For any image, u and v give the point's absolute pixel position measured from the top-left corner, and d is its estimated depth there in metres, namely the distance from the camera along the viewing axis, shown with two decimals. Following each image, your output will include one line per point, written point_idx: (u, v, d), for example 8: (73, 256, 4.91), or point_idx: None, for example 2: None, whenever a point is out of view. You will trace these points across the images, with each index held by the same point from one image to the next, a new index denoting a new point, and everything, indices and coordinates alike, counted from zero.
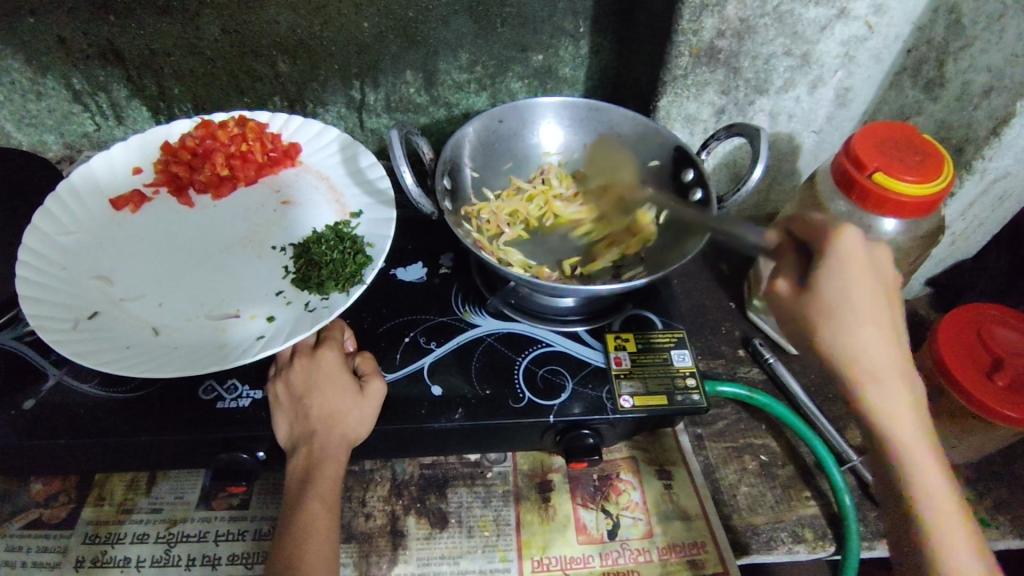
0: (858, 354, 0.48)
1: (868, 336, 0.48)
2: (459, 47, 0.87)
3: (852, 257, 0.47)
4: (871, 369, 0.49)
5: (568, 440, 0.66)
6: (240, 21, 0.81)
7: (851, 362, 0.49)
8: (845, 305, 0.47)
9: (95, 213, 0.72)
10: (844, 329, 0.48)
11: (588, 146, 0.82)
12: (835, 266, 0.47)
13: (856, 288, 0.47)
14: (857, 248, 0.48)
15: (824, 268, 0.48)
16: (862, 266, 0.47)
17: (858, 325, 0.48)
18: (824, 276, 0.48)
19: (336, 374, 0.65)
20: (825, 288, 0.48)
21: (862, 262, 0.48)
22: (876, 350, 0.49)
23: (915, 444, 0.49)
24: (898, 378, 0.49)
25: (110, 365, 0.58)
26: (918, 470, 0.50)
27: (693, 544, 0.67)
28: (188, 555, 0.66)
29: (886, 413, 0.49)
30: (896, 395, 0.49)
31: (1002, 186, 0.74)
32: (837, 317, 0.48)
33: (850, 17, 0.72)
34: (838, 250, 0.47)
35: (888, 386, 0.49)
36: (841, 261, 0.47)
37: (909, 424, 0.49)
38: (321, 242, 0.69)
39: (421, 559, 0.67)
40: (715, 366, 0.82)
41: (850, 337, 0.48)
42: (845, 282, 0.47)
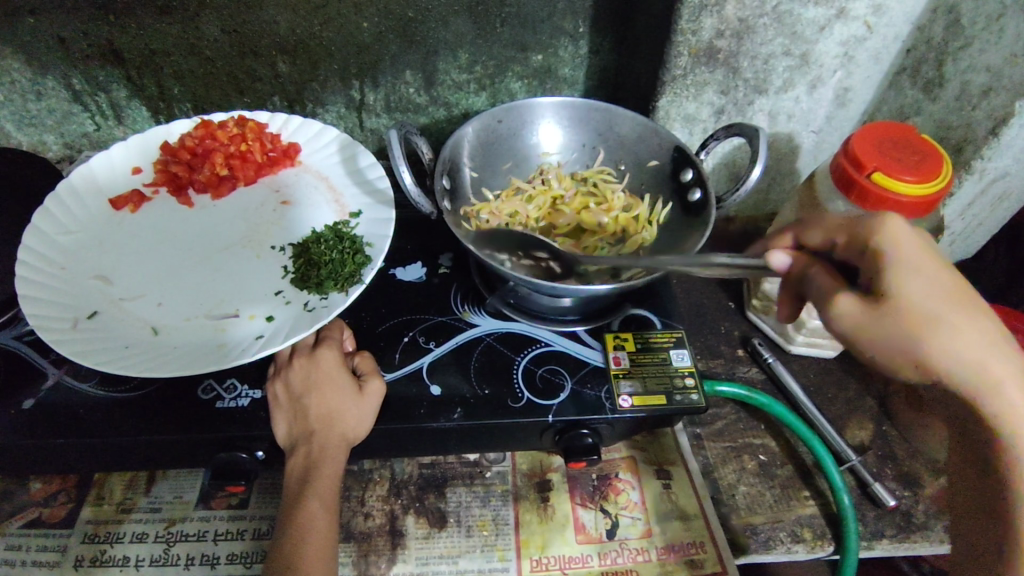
0: (968, 355, 0.43)
1: (981, 335, 0.43)
2: (458, 46, 0.87)
3: (913, 251, 0.45)
4: (988, 369, 0.43)
5: (567, 439, 0.66)
6: (240, 21, 0.81)
7: (965, 367, 0.43)
8: (936, 302, 0.43)
9: (95, 213, 0.72)
10: (948, 327, 0.43)
11: (587, 146, 0.82)
12: (906, 264, 0.44)
13: (938, 281, 0.44)
14: (916, 244, 0.46)
15: (896, 267, 0.44)
16: (931, 260, 0.45)
17: (962, 323, 0.43)
18: (904, 277, 0.44)
19: (335, 373, 0.65)
20: (908, 287, 0.44)
21: (931, 255, 0.45)
22: (988, 349, 0.43)
23: None
24: (1020, 375, 0.44)
25: (110, 364, 0.58)
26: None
27: (691, 544, 0.67)
28: (187, 554, 0.66)
29: (1008, 417, 0.44)
30: (1017, 397, 0.44)
31: (1001, 186, 0.74)
32: (941, 319, 0.43)
33: (849, 17, 0.72)
34: (896, 243, 0.45)
35: (1014, 385, 0.43)
36: (909, 256, 0.45)
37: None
38: (320, 242, 0.69)
39: (420, 558, 0.67)
40: (714, 366, 0.82)
41: (957, 339, 0.43)
42: (923, 278, 0.44)
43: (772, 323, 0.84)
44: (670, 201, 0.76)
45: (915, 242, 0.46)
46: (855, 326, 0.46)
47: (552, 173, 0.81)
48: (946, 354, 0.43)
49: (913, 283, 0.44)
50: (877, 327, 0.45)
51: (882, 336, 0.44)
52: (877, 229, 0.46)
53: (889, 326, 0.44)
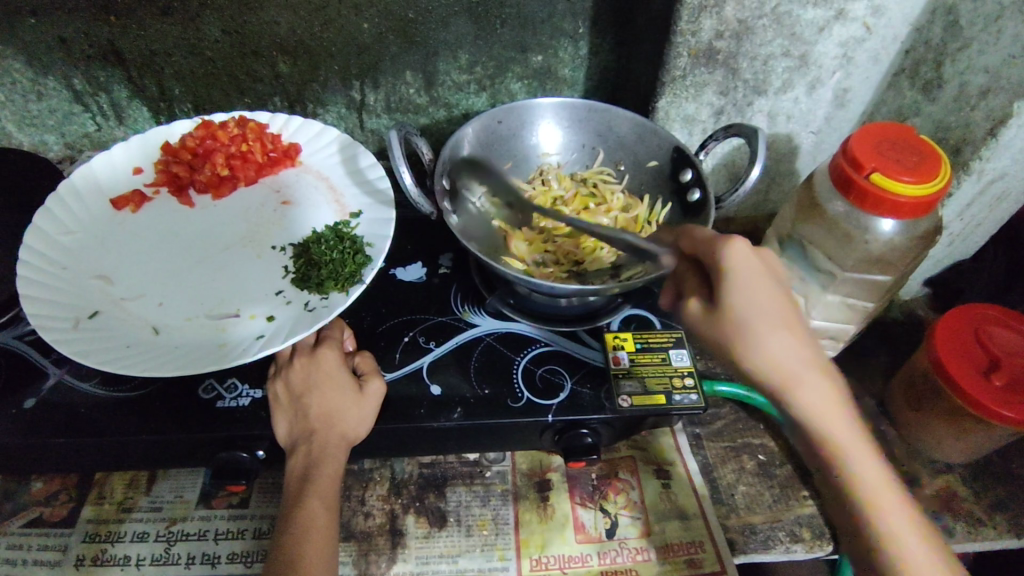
0: (781, 360, 0.49)
1: (778, 340, 0.49)
2: (459, 47, 0.87)
3: (752, 269, 0.50)
4: (796, 374, 0.49)
5: (567, 439, 0.66)
6: (241, 22, 0.81)
7: (774, 371, 0.49)
8: (760, 312, 0.49)
9: (96, 213, 0.72)
10: (760, 335, 0.49)
11: (587, 146, 0.83)
12: (739, 277, 0.50)
13: (763, 295, 0.49)
14: (752, 261, 0.51)
15: (730, 280, 0.50)
16: (763, 277, 0.50)
17: (770, 331, 0.49)
18: (733, 290, 0.50)
19: (335, 373, 0.65)
20: (735, 299, 0.50)
21: (754, 271, 0.50)
22: (798, 355, 0.49)
23: (849, 444, 0.49)
24: (817, 378, 0.49)
25: (110, 363, 0.58)
26: (863, 477, 0.49)
27: (691, 543, 0.68)
28: (188, 553, 0.66)
29: (814, 419, 0.49)
30: (816, 398, 0.49)
31: (999, 186, 0.74)
32: (747, 325, 0.49)
33: (847, 18, 0.72)
34: (736, 262, 0.50)
35: (806, 387, 0.49)
36: (735, 270, 0.50)
37: (841, 431, 0.49)
38: (321, 242, 0.69)
39: (420, 557, 0.67)
40: (714, 366, 0.82)
41: (764, 345, 0.49)
42: (740, 290, 0.50)
43: None
44: (670, 201, 0.76)
45: (754, 260, 0.51)
46: (696, 325, 0.53)
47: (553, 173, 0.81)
48: (766, 360, 0.49)
49: (740, 295, 0.50)
50: (710, 328, 0.52)
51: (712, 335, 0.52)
52: (722, 248, 0.51)
53: (715, 327, 0.51)
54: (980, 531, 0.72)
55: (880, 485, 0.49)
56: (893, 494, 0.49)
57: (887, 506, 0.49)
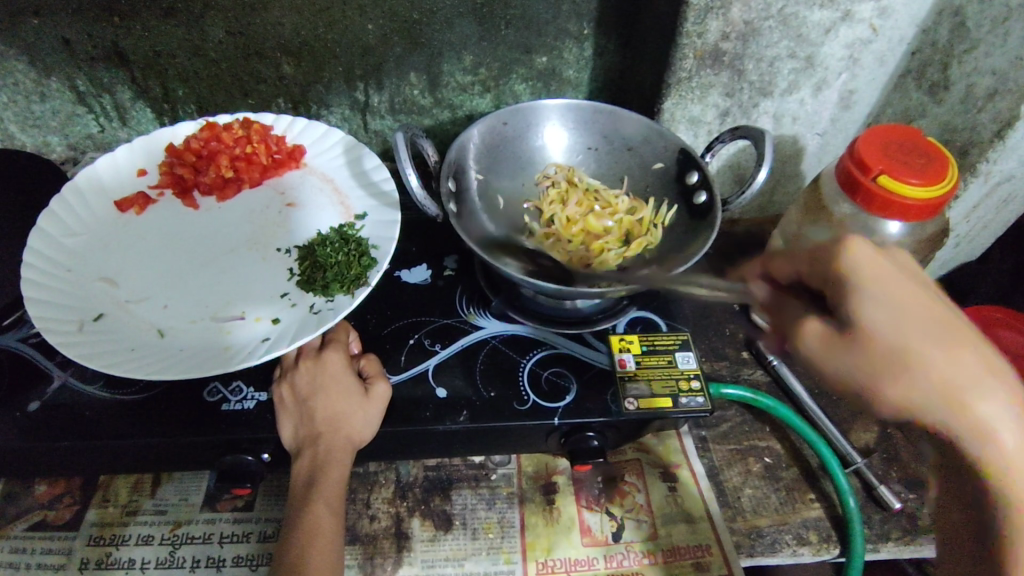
0: (947, 376, 0.42)
1: (947, 353, 0.42)
2: (463, 49, 0.87)
3: (884, 269, 0.45)
4: (966, 391, 0.42)
5: (573, 441, 0.66)
6: (245, 24, 0.81)
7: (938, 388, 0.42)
8: (913, 322, 0.43)
9: (100, 215, 0.72)
10: (921, 351, 0.42)
11: (592, 149, 0.82)
12: (875, 284, 0.44)
13: (908, 298, 0.43)
14: (881, 262, 0.45)
15: (864, 290, 0.44)
16: (900, 276, 0.45)
17: (929, 340, 0.42)
18: (868, 300, 0.44)
19: (341, 376, 0.65)
20: (872, 313, 0.43)
21: (891, 276, 0.44)
22: (972, 376, 0.42)
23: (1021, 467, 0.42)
24: (997, 403, 0.42)
25: (116, 366, 0.58)
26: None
27: (698, 546, 0.67)
28: (192, 557, 0.66)
29: (996, 452, 0.42)
30: (997, 426, 0.42)
31: (1006, 189, 0.75)
32: (902, 342, 0.42)
33: (854, 19, 0.72)
34: (867, 269, 0.44)
35: (984, 407, 0.42)
36: (869, 275, 0.44)
37: (1023, 467, 0.42)
38: (326, 244, 0.69)
39: (426, 561, 0.67)
40: (719, 368, 0.82)
41: (924, 364, 0.42)
42: (877, 298, 0.44)
43: None
44: (675, 203, 0.77)
45: (885, 260, 0.45)
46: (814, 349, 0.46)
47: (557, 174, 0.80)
48: (933, 376, 0.42)
49: (878, 306, 0.43)
50: (831, 353, 0.45)
51: (834, 360, 0.45)
52: (848, 253, 0.45)
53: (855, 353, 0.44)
54: None
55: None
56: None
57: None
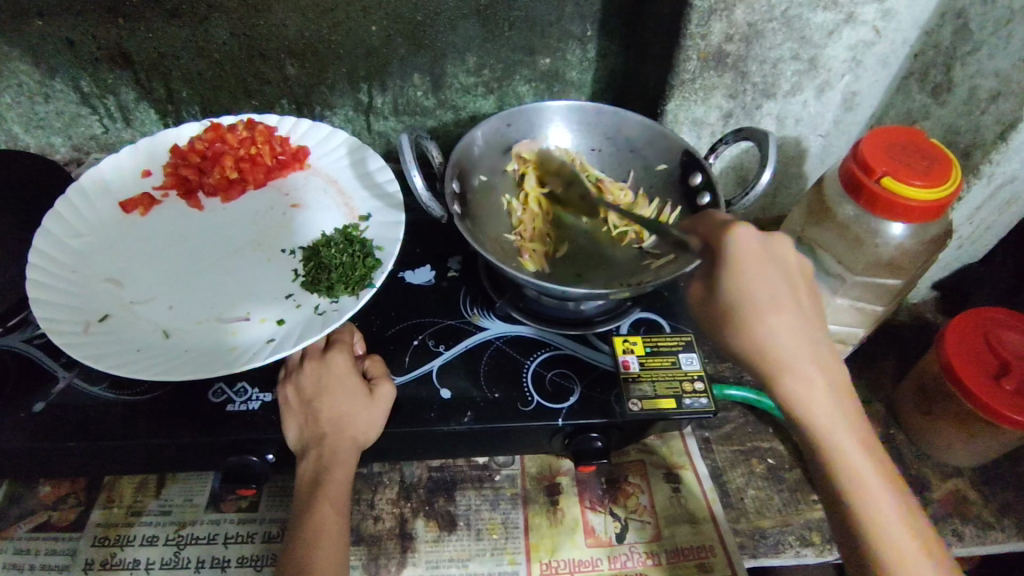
0: (774, 343, 0.50)
1: (775, 322, 0.50)
2: (467, 50, 0.87)
3: (750, 256, 0.50)
4: (788, 358, 0.50)
5: (577, 442, 0.66)
6: (249, 25, 0.81)
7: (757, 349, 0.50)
8: (754, 292, 0.49)
9: (105, 216, 0.72)
10: (756, 322, 0.50)
11: (595, 150, 0.83)
12: (732, 263, 0.50)
13: (759, 277, 0.49)
14: (752, 244, 0.50)
15: (726, 267, 0.50)
16: (763, 258, 0.50)
17: (764, 316, 0.50)
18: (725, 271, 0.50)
19: (346, 377, 0.65)
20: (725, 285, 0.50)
21: (757, 258, 0.50)
22: (791, 345, 0.50)
23: (830, 425, 0.50)
24: (810, 370, 0.50)
25: (121, 367, 0.58)
26: (861, 476, 0.49)
27: (701, 547, 0.68)
28: (197, 557, 0.66)
29: (812, 414, 0.50)
30: (812, 392, 0.50)
31: (1009, 191, 0.74)
32: (733, 307, 0.50)
33: (857, 21, 0.72)
34: (735, 251, 0.50)
35: (798, 374, 0.50)
36: (737, 259, 0.50)
37: (842, 430, 0.50)
38: (330, 245, 0.69)
39: (430, 561, 0.67)
40: (722, 369, 0.82)
41: (750, 326, 0.50)
42: (739, 275, 0.49)
43: None
44: (679, 205, 0.76)
45: (756, 240, 0.50)
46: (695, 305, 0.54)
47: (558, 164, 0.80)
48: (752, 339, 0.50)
49: (735, 282, 0.50)
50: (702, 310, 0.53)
51: (704, 314, 0.53)
52: (722, 232, 0.51)
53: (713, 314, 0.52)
54: (990, 535, 0.72)
55: (876, 484, 0.49)
56: (889, 497, 0.48)
57: (880, 509, 0.48)
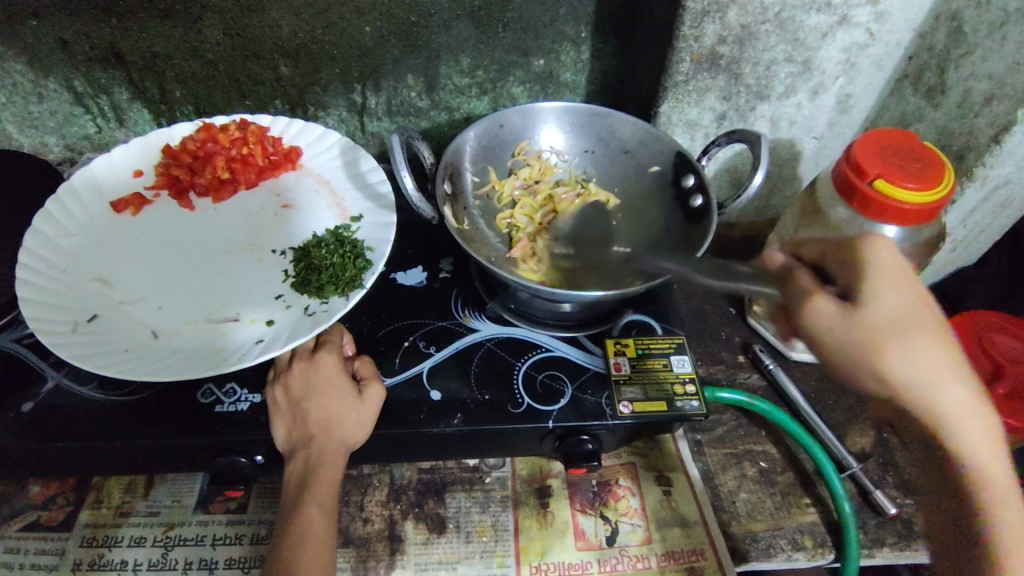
0: (931, 376, 0.46)
1: (927, 351, 0.46)
2: (461, 51, 0.87)
3: (889, 270, 0.49)
4: (939, 390, 0.46)
5: (567, 445, 0.65)
6: (242, 25, 0.81)
7: (914, 379, 0.46)
8: (896, 311, 0.47)
9: (96, 216, 0.72)
10: (912, 352, 0.46)
11: (588, 151, 0.82)
12: (876, 278, 0.48)
13: (908, 292, 0.48)
14: (891, 262, 0.49)
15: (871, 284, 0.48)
16: (904, 274, 0.49)
17: (913, 343, 0.47)
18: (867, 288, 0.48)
19: (335, 378, 0.65)
20: (871, 304, 0.47)
21: (901, 274, 0.48)
22: (945, 372, 0.46)
23: (981, 453, 0.47)
24: (965, 399, 0.47)
25: (109, 367, 0.58)
26: (1002, 497, 0.47)
27: (692, 551, 0.67)
28: (185, 559, 0.66)
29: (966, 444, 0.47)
30: (966, 422, 0.47)
31: (1002, 194, 0.74)
32: (880, 329, 0.47)
33: (851, 24, 0.72)
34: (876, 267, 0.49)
35: (956, 402, 0.46)
36: (879, 275, 0.48)
37: (990, 455, 0.47)
38: (321, 246, 0.69)
39: (419, 564, 0.67)
40: (715, 372, 0.82)
41: (907, 353, 0.46)
42: (880, 297, 0.48)
43: (773, 331, 0.83)
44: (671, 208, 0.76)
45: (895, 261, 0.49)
46: (824, 329, 0.48)
47: (537, 165, 0.80)
48: (907, 371, 0.46)
49: (878, 299, 0.48)
50: (838, 331, 0.48)
51: (841, 337, 0.48)
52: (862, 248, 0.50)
53: (853, 339, 0.47)
54: None
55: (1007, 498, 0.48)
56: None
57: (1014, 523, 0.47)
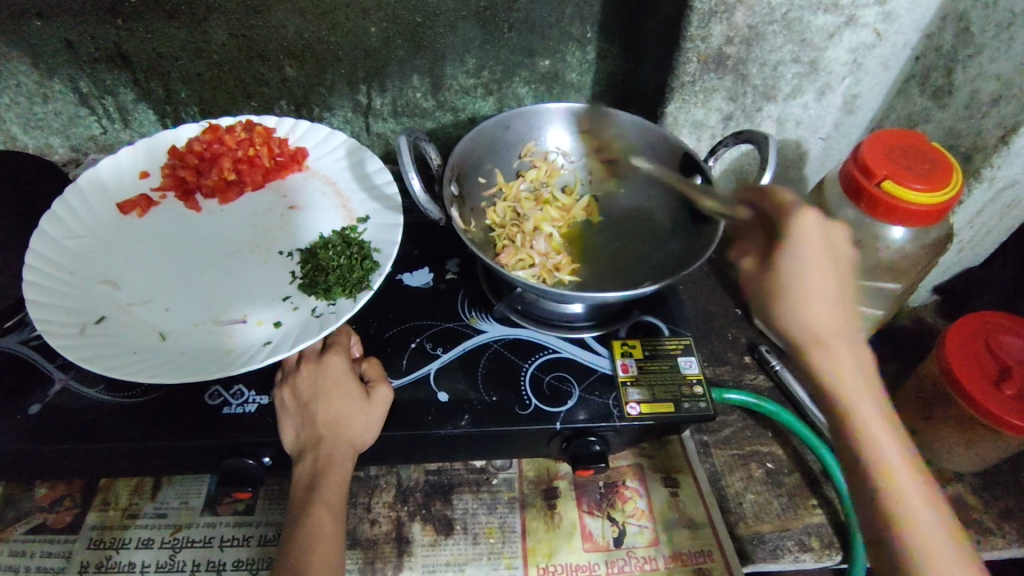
0: (820, 331, 0.47)
1: (822, 311, 0.47)
2: (467, 51, 0.87)
3: (815, 238, 0.48)
4: (822, 343, 0.47)
5: (574, 447, 0.65)
6: (248, 26, 0.81)
7: (805, 332, 0.47)
8: (808, 272, 0.47)
9: (102, 217, 0.72)
10: (807, 308, 0.47)
11: (594, 152, 0.82)
12: (796, 241, 0.48)
13: (820, 259, 0.47)
14: (818, 229, 0.48)
15: (790, 242, 0.48)
16: (825, 243, 0.48)
17: (813, 301, 0.47)
18: (788, 247, 0.48)
19: (343, 379, 0.65)
20: (786, 262, 0.48)
21: (819, 241, 0.48)
22: (835, 329, 0.47)
23: (867, 411, 0.46)
24: (850, 357, 0.47)
25: (117, 369, 0.58)
26: (888, 459, 0.46)
27: (700, 552, 0.67)
28: (192, 561, 0.66)
29: (851, 405, 0.47)
30: (849, 378, 0.47)
31: (1010, 195, 0.74)
32: (783, 286, 0.48)
33: (858, 24, 0.72)
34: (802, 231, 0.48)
35: (835, 354, 0.47)
36: (803, 238, 0.48)
37: (876, 421, 0.46)
38: (328, 247, 0.69)
39: (427, 565, 0.67)
40: (721, 373, 0.82)
41: (803, 308, 0.47)
42: (797, 255, 0.48)
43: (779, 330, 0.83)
44: (675, 209, 0.76)
45: (820, 228, 0.48)
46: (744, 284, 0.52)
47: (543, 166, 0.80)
48: (801, 324, 0.47)
49: (791, 261, 0.48)
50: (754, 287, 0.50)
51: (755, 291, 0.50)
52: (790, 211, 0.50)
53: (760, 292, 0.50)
54: (990, 541, 0.72)
55: (896, 460, 0.46)
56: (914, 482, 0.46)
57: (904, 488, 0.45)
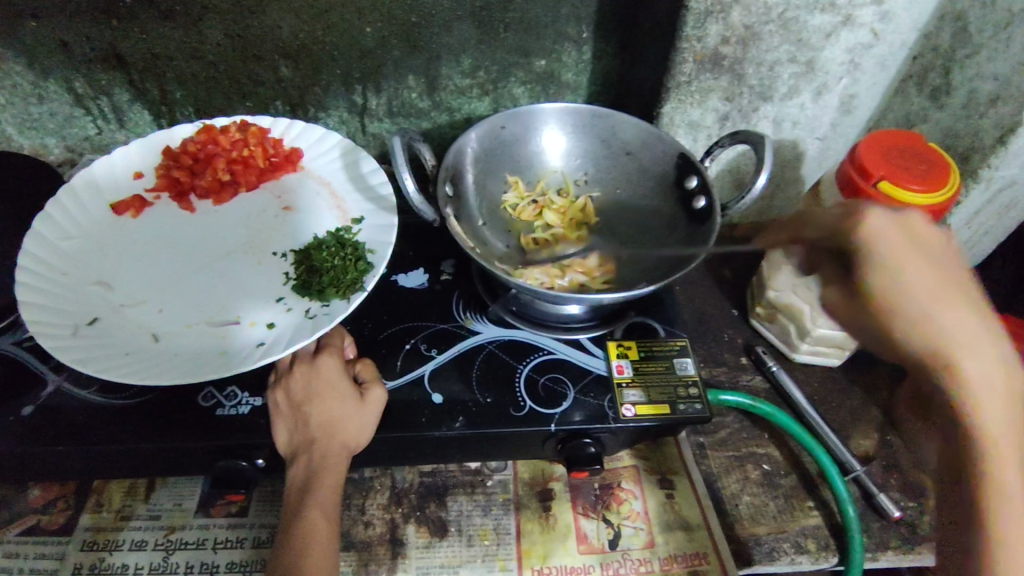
0: (936, 326, 0.41)
1: (946, 307, 0.41)
2: (462, 52, 0.87)
3: (893, 236, 0.42)
4: (938, 337, 0.40)
5: (569, 448, 0.65)
6: (243, 26, 0.81)
7: (916, 332, 0.41)
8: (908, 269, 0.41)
9: (96, 218, 0.71)
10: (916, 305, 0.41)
11: (590, 152, 0.82)
12: (880, 242, 0.42)
13: (918, 256, 0.41)
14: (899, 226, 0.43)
15: (868, 248, 0.42)
16: (910, 238, 0.42)
17: (922, 298, 0.41)
18: (873, 251, 0.42)
19: (337, 381, 0.65)
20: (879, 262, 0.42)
21: (902, 238, 0.42)
22: (960, 321, 0.40)
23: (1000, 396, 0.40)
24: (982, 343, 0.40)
25: (109, 370, 0.58)
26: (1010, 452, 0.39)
27: (695, 554, 0.67)
28: (186, 563, 0.66)
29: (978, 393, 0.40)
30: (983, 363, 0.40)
31: (1008, 195, 0.74)
32: (891, 286, 0.41)
33: (855, 24, 0.71)
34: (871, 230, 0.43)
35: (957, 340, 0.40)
36: (884, 238, 0.42)
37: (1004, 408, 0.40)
38: (322, 248, 0.68)
39: (421, 567, 0.67)
40: (718, 374, 0.81)
41: (914, 307, 0.41)
42: (892, 255, 0.42)
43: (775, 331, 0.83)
44: (671, 210, 0.76)
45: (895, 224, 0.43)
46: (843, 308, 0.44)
47: None
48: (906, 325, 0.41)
49: (890, 260, 0.42)
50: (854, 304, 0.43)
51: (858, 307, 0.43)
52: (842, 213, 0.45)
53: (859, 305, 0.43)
54: None
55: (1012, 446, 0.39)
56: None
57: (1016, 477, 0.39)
